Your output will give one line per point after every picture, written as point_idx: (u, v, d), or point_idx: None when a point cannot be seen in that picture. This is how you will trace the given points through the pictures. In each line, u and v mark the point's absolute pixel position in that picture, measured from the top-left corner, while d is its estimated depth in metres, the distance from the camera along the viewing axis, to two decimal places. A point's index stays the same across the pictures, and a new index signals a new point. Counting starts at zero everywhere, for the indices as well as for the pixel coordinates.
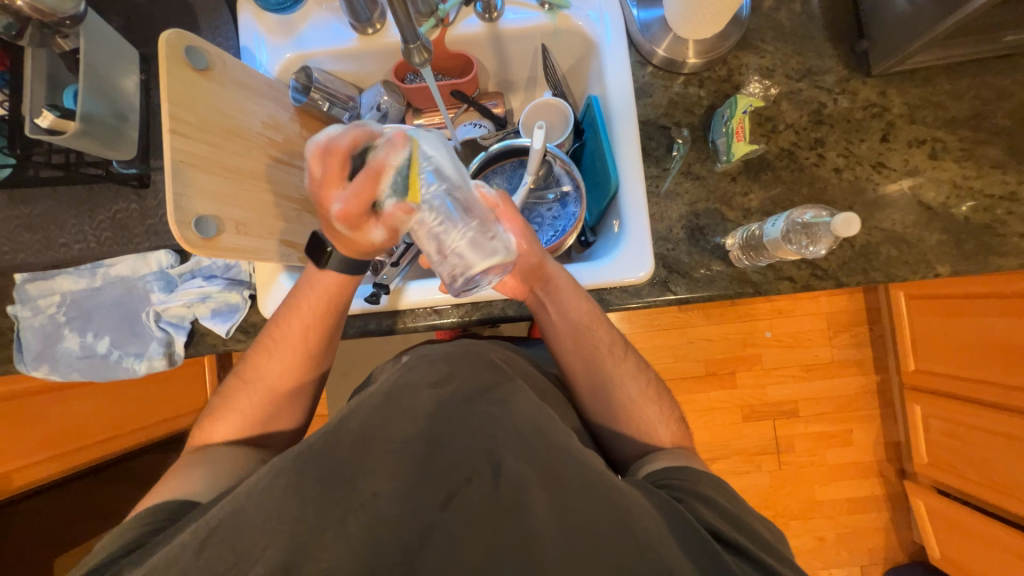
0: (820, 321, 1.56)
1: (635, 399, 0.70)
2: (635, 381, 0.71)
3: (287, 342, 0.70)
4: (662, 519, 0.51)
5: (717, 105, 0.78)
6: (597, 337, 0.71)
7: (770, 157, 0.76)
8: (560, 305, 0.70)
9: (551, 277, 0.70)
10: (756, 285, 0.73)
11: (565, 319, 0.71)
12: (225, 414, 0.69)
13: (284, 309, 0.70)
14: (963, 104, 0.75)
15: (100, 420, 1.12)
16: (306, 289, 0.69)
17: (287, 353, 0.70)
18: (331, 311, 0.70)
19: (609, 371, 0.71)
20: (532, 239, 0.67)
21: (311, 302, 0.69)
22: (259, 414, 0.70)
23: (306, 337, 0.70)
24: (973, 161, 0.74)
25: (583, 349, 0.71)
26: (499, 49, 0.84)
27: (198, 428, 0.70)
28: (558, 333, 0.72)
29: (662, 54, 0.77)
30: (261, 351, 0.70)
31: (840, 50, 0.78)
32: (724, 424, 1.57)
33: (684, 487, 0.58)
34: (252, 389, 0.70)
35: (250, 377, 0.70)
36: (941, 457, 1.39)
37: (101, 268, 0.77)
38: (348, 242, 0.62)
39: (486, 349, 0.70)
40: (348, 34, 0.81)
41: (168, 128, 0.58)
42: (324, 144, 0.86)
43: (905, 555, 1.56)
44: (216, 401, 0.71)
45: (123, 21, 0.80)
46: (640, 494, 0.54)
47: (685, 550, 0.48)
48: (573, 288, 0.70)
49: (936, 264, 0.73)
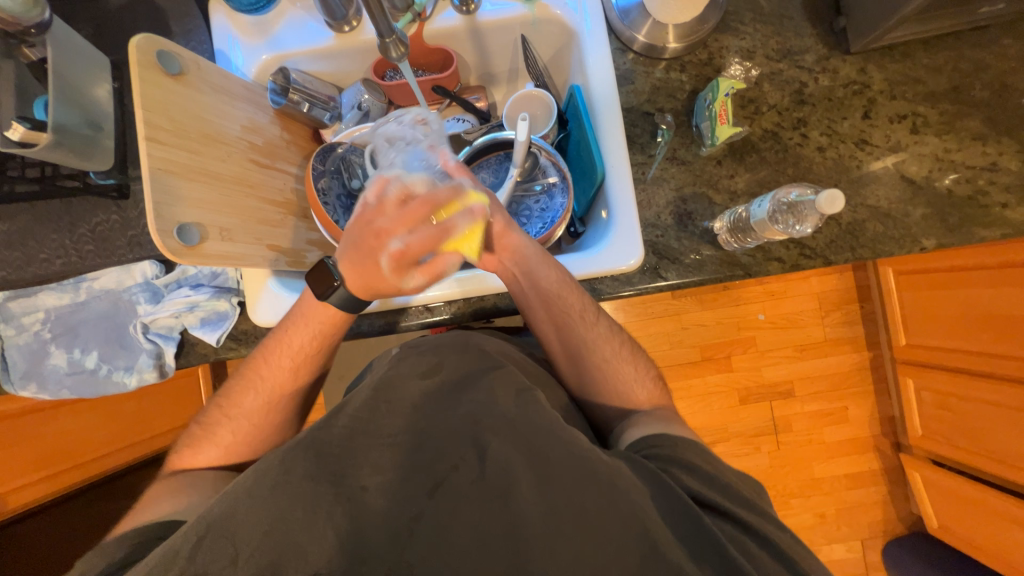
0: (812, 302, 1.58)
1: (609, 360, 0.70)
2: (609, 344, 0.70)
3: (271, 376, 0.68)
4: (642, 485, 0.51)
5: (699, 89, 0.78)
6: (568, 304, 0.69)
7: (754, 139, 0.77)
8: (528, 274, 0.68)
9: (517, 248, 0.68)
10: (746, 267, 0.74)
11: (535, 289, 0.69)
12: (207, 445, 0.67)
13: (271, 344, 0.68)
14: (942, 78, 0.76)
15: (95, 438, 1.11)
16: (291, 328, 0.68)
17: (273, 387, 0.68)
18: (320, 346, 0.69)
19: (582, 335, 0.70)
20: (495, 206, 0.67)
21: (297, 338, 0.67)
22: (240, 448, 0.68)
23: (294, 377, 0.69)
24: (954, 133, 0.75)
25: (555, 316, 0.70)
26: (478, 42, 0.84)
27: (181, 455, 0.67)
28: (530, 303, 0.70)
29: (642, 40, 0.77)
30: (242, 383, 0.68)
31: (819, 30, 0.78)
32: (722, 408, 1.59)
33: (663, 454, 0.57)
34: (234, 422, 0.68)
35: (232, 412, 0.68)
36: (935, 427, 1.42)
37: (85, 282, 0.76)
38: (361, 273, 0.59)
39: (476, 337, 0.69)
40: (324, 32, 0.79)
41: (144, 135, 0.57)
42: (306, 147, 0.85)
43: (903, 526, 1.59)
44: (195, 430, 0.69)
45: (91, 29, 0.79)
46: (625, 465, 0.54)
47: (672, 524, 0.49)
48: (540, 256, 0.68)
49: (921, 238, 0.74)
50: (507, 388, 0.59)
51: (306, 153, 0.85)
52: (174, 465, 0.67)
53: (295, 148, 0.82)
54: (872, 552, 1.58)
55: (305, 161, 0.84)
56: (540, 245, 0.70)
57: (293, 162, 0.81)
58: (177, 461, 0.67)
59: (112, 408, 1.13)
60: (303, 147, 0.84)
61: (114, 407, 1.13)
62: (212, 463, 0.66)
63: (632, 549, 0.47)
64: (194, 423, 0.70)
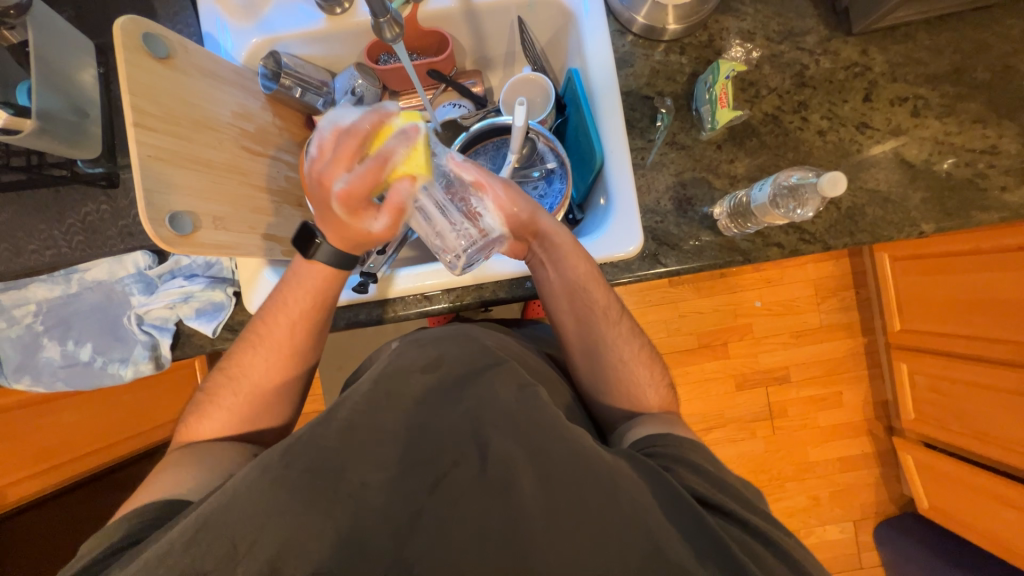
0: (808, 289, 1.58)
1: (626, 360, 0.70)
2: (628, 345, 0.70)
3: (272, 335, 0.67)
4: (642, 480, 0.52)
5: (699, 72, 0.77)
6: (593, 298, 0.69)
7: (754, 123, 0.76)
8: (558, 262, 0.67)
9: (550, 236, 0.66)
10: (745, 253, 0.73)
11: (562, 278, 0.68)
12: (212, 409, 0.67)
13: (271, 303, 0.68)
14: (944, 60, 0.75)
15: (93, 429, 1.11)
16: (288, 287, 0.67)
17: (273, 347, 0.67)
18: (318, 303, 0.68)
19: (602, 332, 0.70)
20: (516, 196, 0.62)
21: (296, 298, 0.67)
22: (244, 413, 0.68)
23: (293, 335, 0.67)
24: (955, 116, 0.74)
25: (577, 309, 0.70)
26: (474, 25, 0.82)
27: (185, 424, 0.68)
28: (554, 291, 0.70)
29: (642, 21, 0.75)
30: (244, 344, 0.68)
31: (820, 10, 0.77)
32: (718, 394, 1.60)
33: (669, 454, 0.58)
34: (237, 385, 0.67)
35: (234, 374, 0.68)
36: (927, 411, 1.44)
37: (77, 273, 0.74)
38: (340, 227, 0.60)
39: (478, 333, 0.69)
40: (316, 15, 0.77)
41: (132, 120, 0.55)
42: (299, 134, 0.84)
43: (895, 507, 1.62)
44: (201, 397, 0.69)
45: (73, 11, 0.76)
46: (627, 463, 0.54)
47: (670, 517, 0.49)
48: (574, 247, 0.67)
49: (920, 222, 0.73)
50: (509, 383, 0.59)
51: (299, 141, 0.83)
52: (181, 436, 0.67)
53: (288, 135, 0.81)
54: (864, 534, 1.61)
55: (298, 148, 0.83)
56: (575, 235, 0.68)
57: (286, 150, 0.79)
58: (182, 430, 0.68)
59: (115, 400, 1.13)
60: (296, 134, 0.83)
61: (117, 399, 1.13)
62: (214, 430, 0.66)
63: (631, 536, 0.47)
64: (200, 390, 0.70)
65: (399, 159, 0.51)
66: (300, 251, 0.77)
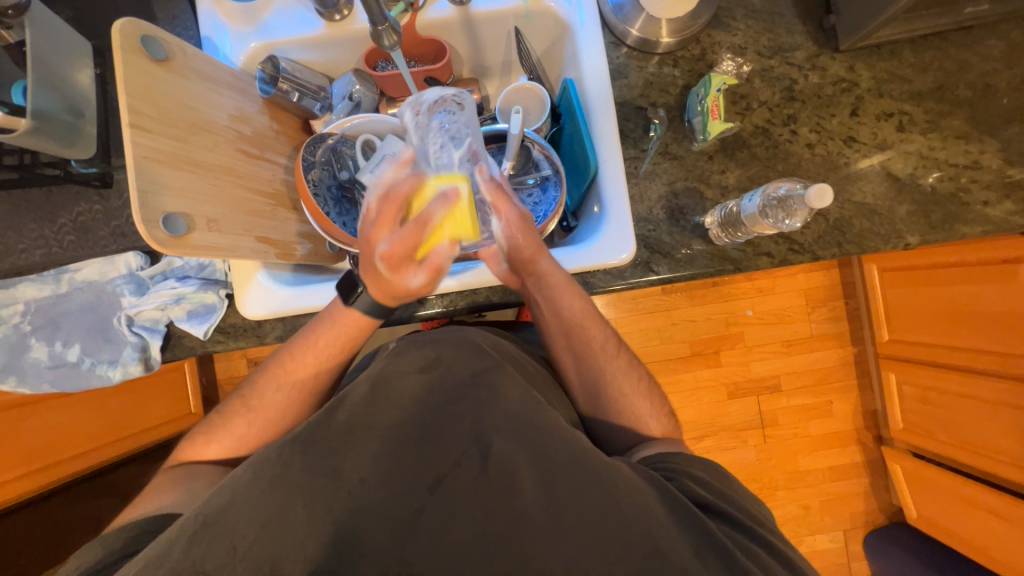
0: (799, 298, 1.60)
1: (626, 393, 0.69)
2: (628, 378, 0.70)
3: (295, 374, 0.68)
4: (649, 491, 0.52)
5: (691, 84, 0.79)
6: (589, 334, 0.71)
7: (745, 135, 0.77)
8: (552, 301, 0.70)
9: (543, 273, 0.68)
10: (735, 262, 0.74)
11: (557, 314, 0.70)
12: (222, 434, 0.67)
13: (299, 343, 0.69)
14: (928, 77, 0.77)
15: (80, 431, 1.09)
16: (321, 325, 0.68)
17: (296, 385, 0.68)
18: (346, 347, 0.69)
19: (601, 366, 0.71)
20: (527, 228, 0.64)
21: (325, 341, 0.68)
22: (250, 443, 0.67)
23: (318, 376, 0.69)
24: (938, 132, 0.76)
25: (574, 344, 0.71)
26: (472, 34, 0.83)
27: (192, 444, 0.67)
28: (550, 327, 0.72)
29: (636, 34, 0.76)
30: (268, 375, 0.68)
31: (809, 27, 0.79)
32: (710, 402, 1.61)
33: (678, 468, 0.59)
34: (252, 413, 0.67)
35: (252, 403, 0.67)
36: (914, 420, 1.46)
37: (66, 273, 0.74)
38: (378, 284, 0.61)
39: (471, 332, 0.69)
40: (315, 21, 0.78)
41: (128, 121, 0.55)
42: (296, 137, 0.84)
43: (884, 517, 1.63)
44: (212, 420, 0.68)
45: (71, 12, 0.76)
46: (629, 468, 0.55)
47: (676, 524, 0.50)
48: (567, 284, 0.69)
49: (906, 234, 0.75)
50: (512, 386, 0.59)
51: (295, 144, 0.83)
52: (189, 450, 0.67)
53: (285, 138, 0.81)
54: (854, 543, 1.62)
55: (294, 151, 0.83)
56: (567, 271, 0.70)
57: (282, 153, 0.80)
58: (186, 450, 0.67)
59: (109, 401, 1.13)
60: (292, 137, 0.83)
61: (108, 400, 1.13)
62: (222, 453, 0.66)
63: (630, 540, 0.48)
64: (211, 413, 0.69)
65: (442, 219, 0.54)
66: (293, 254, 0.77)
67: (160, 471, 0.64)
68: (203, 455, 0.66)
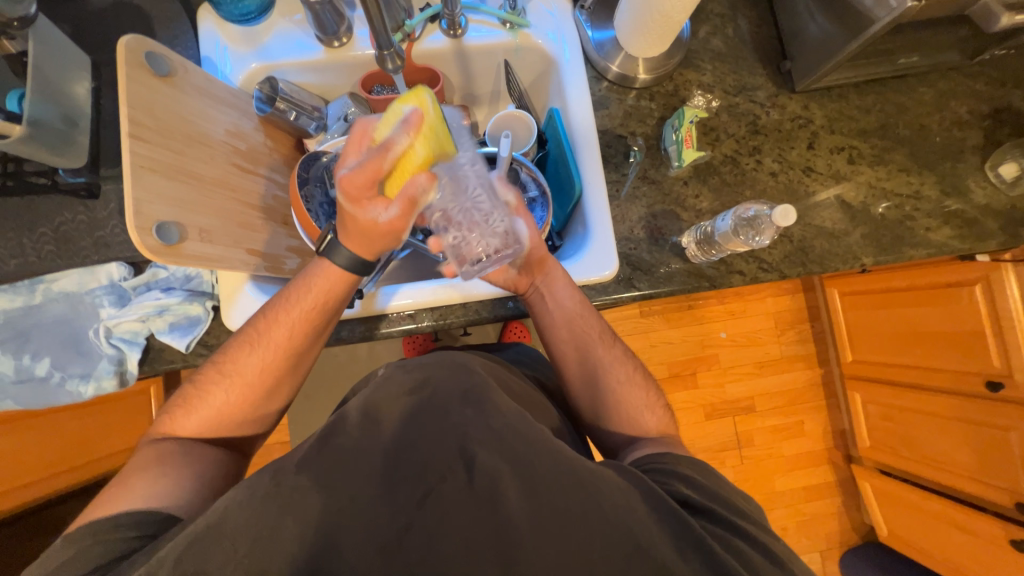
0: (768, 321, 1.68)
1: (623, 382, 0.71)
2: (625, 367, 0.72)
3: (271, 335, 0.64)
4: (633, 493, 0.53)
5: (667, 116, 0.86)
6: (589, 325, 0.73)
7: (715, 163, 0.84)
8: (554, 293, 0.73)
9: (548, 268, 0.73)
10: (711, 279, 0.79)
11: (558, 308, 0.73)
12: (198, 406, 0.63)
13: (278, 299, 0.65)
14: (872, 117, 0.87)
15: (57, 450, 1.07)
16: (298, 289, 0.65)
17: (270, 349, 0.64)
18: (323, 306, 0.65)
19: (599, 357, 0.72)
20: (534, 233, 0.71)
21: (302, 300, 0.65)
22: (233, 414, 0.64)
23: (292, 339, 0.65)
24: (883, 165, 0.85)
25: (576, 337, 0.73)
26: (463, 64, 0.89)
27: (170, 417, 0.64)
28: (553, 322, 0.74)
29: (616, 70, 0.84)
30: (243, 341, 0.65)
31: (769, 71, 0.88)
32: (689, 423, 1.64)
33: (662, 469, 0.59)
34: (228, 382, 0.64)
35: (228, 372, 0.64)
36: (881, 439, 1.52)
37: (42, 284, 0.72)
38: (353, 226, 0.59)
39: (466, 359, 0.66)
40: (314, 46, 0.82)
41: (127, 131, 0.56)
42: (289, 154, 0.86)
43: (858, 537, 1.66)
44: (186, 391, 0.65)
45: (71, 29, 0.78)
46: (615, 473, 0.54)
47: (660, 528, 0.51)
48: (567, 277, 0.73)
49: (861, 256, 0.82)
50: (501, 401, 0.58)
51: (288, 161, 0.85)
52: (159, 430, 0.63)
53: (278, 155, 0.83)
54: (831, 564, 1.65)
55: (287, 168, 0.85)
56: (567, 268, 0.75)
57: (275, 169, 0.81)
58: (163, 425, 0.63)
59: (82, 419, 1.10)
60: (285, 154, 0.85)
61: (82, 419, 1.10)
62: (201, 425, 0.63)
63: (615, 547, 0.49)
64: (185, 383, 0.66)
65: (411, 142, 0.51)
66: (282, 269, 0.77)
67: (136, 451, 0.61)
68: (180, 432, 0.62)
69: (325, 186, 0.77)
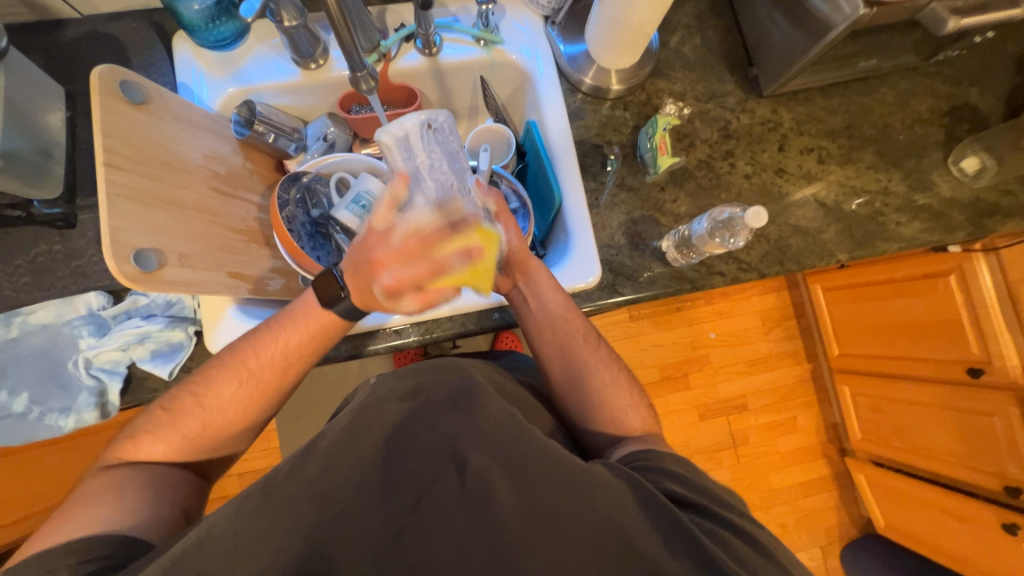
0: (755, 319, 1.71)
1: (607, 383, 0.72)
2: (609, 370, 0.73)
3: (260, 370, 0.64)
4: (623, 490, 0.53)
5: (641, 124, 0.88)
6: (573, 328, 0.73)
7: (690, 168, 0.86)
8: (540, 297, 0.73)
9: (533, 272, 0.73)
10: (692, 281, 0.81)
11: (543, 311, 0.73)
12: (171, 434, 0.61)
13: (267, 333, 0.64)
14: (838, 118, 0.90)
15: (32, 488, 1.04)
16: (290, 323, 0.65)
17: (255, 385, 0.64)
18: (315, 345, 0.66)
19: (584, 359, 0.73)
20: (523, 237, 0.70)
21: (295, 337, 0.65)
22: (206, 443, 0.63)
23: (282, 376, 0.65)
24: (851, 163, 0.88)
25: (560, 339, 0.73)
26: (440, 81, 0.90)
27: (134, 442, 0.61)
28: (538, 325, 0.74)
29: (589, 81, 0.86)
30: (224, 372, 0.63)
31: (737, 78, 0.91)
32: (683, 425, 1.65)
33: (650, 464, 0.59)
34: (206, 413, 0.62)
35: (206, 403, 0.62)
36: (871, 429, 1.54)
37: (18, 317, 0.70)
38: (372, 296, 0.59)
39: (461, 361, 0.65)
40: (290, 69, 0.82)
41: (102, 159, 0.56)
42: (270, 175, 0.86)
43: (856, 529, 1.67)
44: (158, 416, 0.62)
45: (44, 60, 0.78)
46: (604, 469, 0.55)
47: (652, 524, 0.51)
48: (553, 281, 0.73)
49: (836, 252, 0.85)
50: (494, 405, 0.58)
51: (268, 183, 0.85)
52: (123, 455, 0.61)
53: (258, 177, 0.83)
54: (832, 559, 1.65)
55: (268, 190, 0.85)
56: (552, 272, 0.75)
57: (256, 191, 0.81)
58: (128, 451, 0.61)
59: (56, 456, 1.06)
60: (265, 176, 0.85)
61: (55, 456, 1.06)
62: (172, 453, 0.61)
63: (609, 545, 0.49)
64: (155, 407, 0.63)
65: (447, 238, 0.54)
66: (266, 290, 0.76)
67: (97, 475, 0.59)
68: (146, 459, 0.60)
69: (306, 206, 0.77)
